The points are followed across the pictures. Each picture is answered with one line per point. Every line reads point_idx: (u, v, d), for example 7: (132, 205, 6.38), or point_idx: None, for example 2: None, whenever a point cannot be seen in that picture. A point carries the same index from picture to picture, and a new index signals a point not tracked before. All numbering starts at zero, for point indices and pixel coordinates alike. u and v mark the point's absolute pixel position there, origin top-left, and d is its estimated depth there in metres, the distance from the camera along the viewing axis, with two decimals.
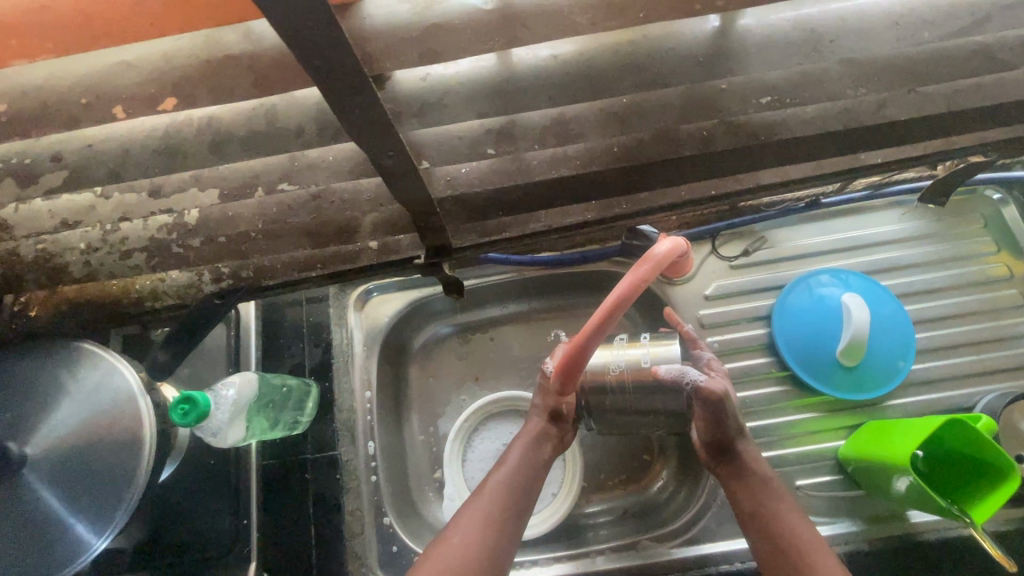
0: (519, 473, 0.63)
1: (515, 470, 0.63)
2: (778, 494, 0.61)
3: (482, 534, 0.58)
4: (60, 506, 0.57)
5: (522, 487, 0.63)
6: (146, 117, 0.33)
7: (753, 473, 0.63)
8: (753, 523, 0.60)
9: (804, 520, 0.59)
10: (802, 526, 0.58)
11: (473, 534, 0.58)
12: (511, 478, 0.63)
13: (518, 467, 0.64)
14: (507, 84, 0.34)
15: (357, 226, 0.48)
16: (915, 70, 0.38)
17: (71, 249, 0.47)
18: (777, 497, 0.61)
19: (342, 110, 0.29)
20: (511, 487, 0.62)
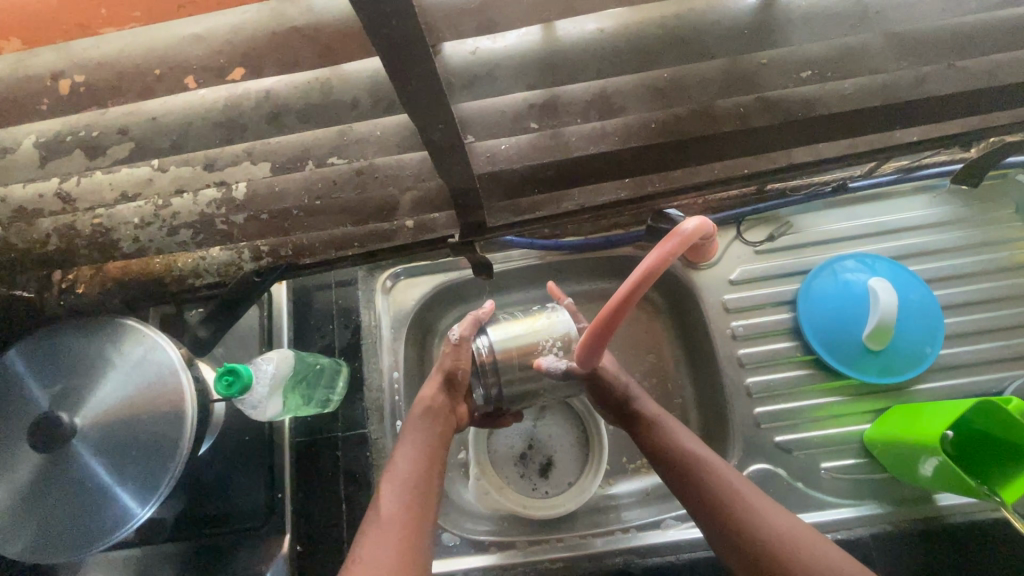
0: (409, 475, 0.64)
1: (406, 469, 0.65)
2: (718, 478, 0.64)
3: (397, 534, 0.59)
4: (107, 476, 0.60)
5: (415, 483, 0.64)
6: (209, 90, 0.34)
7: (684, 464, 0.65)
8: (698, 505, 0.63)
9: (758, 505, 0.62)
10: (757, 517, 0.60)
11: (387, 535, 0.59)
12: (410, 475, 0.64)
13: (407, 468, 0.65)
14: (554, 57, 0.34)
15: (397, 203, 0.49)
16: (958, 42, 0.38)
17: (123, 224, 0.49)
18: (724, 484, 0.63)
19: (399, 80, 0.30)
20: (408, 490, 0.63)
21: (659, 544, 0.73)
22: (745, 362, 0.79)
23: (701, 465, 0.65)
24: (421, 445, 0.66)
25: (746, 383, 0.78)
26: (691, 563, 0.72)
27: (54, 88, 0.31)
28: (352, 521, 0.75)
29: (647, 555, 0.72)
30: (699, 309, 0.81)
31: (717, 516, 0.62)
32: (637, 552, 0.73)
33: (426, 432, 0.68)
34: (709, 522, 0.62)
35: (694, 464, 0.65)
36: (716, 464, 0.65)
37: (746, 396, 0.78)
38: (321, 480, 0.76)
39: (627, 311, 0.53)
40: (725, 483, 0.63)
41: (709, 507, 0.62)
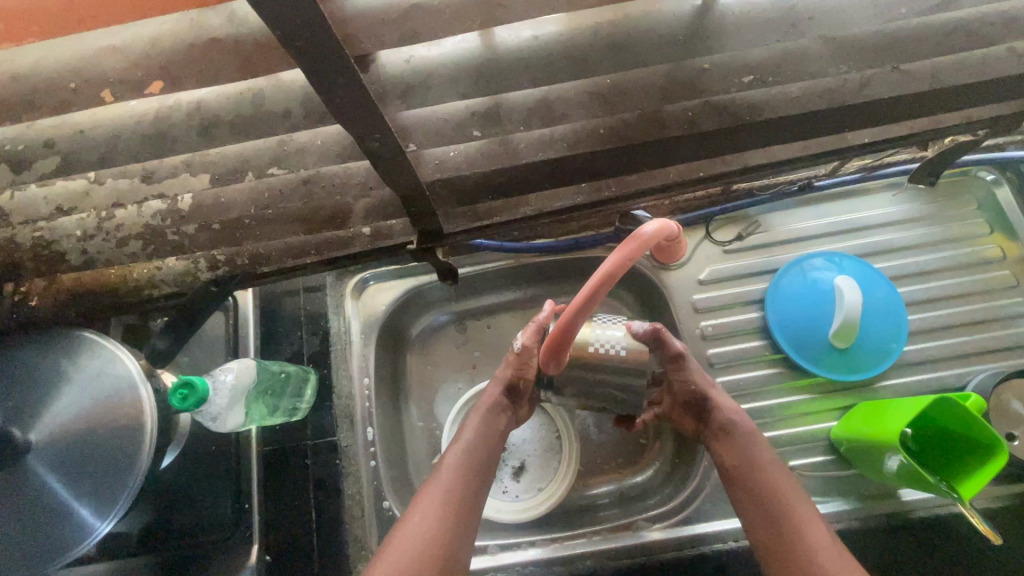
0: (473, 457, 0.66)
1: (471, 447, 0.67)
2: (766, 462, 0.66)
3: (444, 511, 0.61)
4: (65, 492, 0.58)
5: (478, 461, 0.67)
6: (134, 102, 0.33)
7: (744, 450, 0.67)
8: (743, 492, 0.65)
9: (799, 492, 0.64)
10: (794, 499, 0.63)
11: (437, 509, 0.62)
12: (471, 449, 0.67)
13: (473, 448, 0.67)
14: (488, 65, 0.34)
15: (349, 212, 0.48)
16: (897, 46, 0.38)
17: (67, 237, 0.48)
18: (771, 470, 0.66)
19: (324, 91, 0.30)
20: (467, 473, 0.65)
21: (631, 545, 0.73)
22: (715, 362, 0.79)
23: (755, 446, 0.68)
24: (486, 431, 0.69)
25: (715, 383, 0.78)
26: (662, 563, 0.72)
27: None
28: (323, 530, 0.74)
29: (618, 557, 0.72)
30: (669, 310, 0.82)
31: (759, 494, 0.64)
32: (608, 554, 0.73)
33: (494, 415, 0.70)
34: (745, 497, 0.65)
35: (752, 447, 0.67)
36: (767, 449, 0.68)
37: None
38: (291, 489, 0.75)
39: (582, 314, 0.52)
40: (772, 467, 0.66)
41: (749, 486, 0.65)
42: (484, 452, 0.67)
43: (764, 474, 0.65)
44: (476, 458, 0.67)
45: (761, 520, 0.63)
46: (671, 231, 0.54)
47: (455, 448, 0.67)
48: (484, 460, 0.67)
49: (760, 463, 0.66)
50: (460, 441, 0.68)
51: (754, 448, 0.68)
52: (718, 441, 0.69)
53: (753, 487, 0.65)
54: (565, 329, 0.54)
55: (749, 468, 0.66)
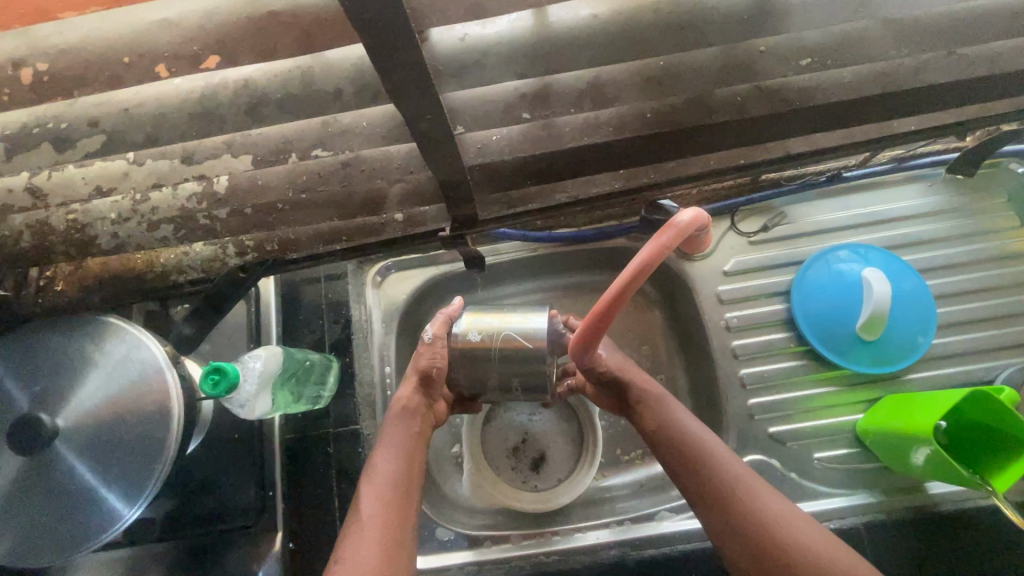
0: (391, 480, 0.65)
1: (386, 467, 0.66)
2: (681, 416, 0.67)
3: (379, 541, 0.60)
4: (92, 478, 0.58)
5: (395, 478, 0.65)
6: (184, 79, 0.32)
7: (661, 416, 0.67)
8: (669, 458, 0.65)
9: (717, 442, 0.65)
10: (716, 448, 0.63)
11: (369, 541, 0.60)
12: (383, 471, 0.66)
13: (389, 472, 0.66)
14: (546, 44, 0.33)
15: (385, 196, 0.48)
16: (958, 29, 0.37)
17: (99, 220, 0.47)
18: (692, 429, 0.65)
19: (384, 68, 0.29)
20: (390, 481, 0.65)
21: (654, 536, 0.72)
22: (739, 353, 0.79)
23: (673, 410, 0.67)
24: (399, 441, 0.68)
25: (740, 374, 0.78)
26: (686, 554, 0.72)
27: (16, 78, 0.29)
28: (345, 518, 0.74)
29: (641, 547, 0.72)
30: (693, 300, 0.81)
31: (679, 451, 0.64)
32: (632, 544, 0.72)
33: (404, 423, 0.70)
34: (672, 457, 0.64)
35: (669, 411, 0.67)
36: (680, 405, 0.68)
37: (740, 387, 0.78)
38: (313, 477, 0.75)
39: (621, 308, 0.52)
40: (687, 421, 0.66)
41: (674, 444, 0.64)
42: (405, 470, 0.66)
43: (681, 429, 0.65)
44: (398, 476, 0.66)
45: (690, 477, 0.63)
46: (704, 222, 0.51)
47: (371, 484, 0.65)
48: (405, 475, 0.66)
49: (676, 419, 0.66)
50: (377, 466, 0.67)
51: (668, 406, 0.68)
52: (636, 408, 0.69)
53: (677, 445, 0.64)
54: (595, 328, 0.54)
55: (667, 427, 0.66)
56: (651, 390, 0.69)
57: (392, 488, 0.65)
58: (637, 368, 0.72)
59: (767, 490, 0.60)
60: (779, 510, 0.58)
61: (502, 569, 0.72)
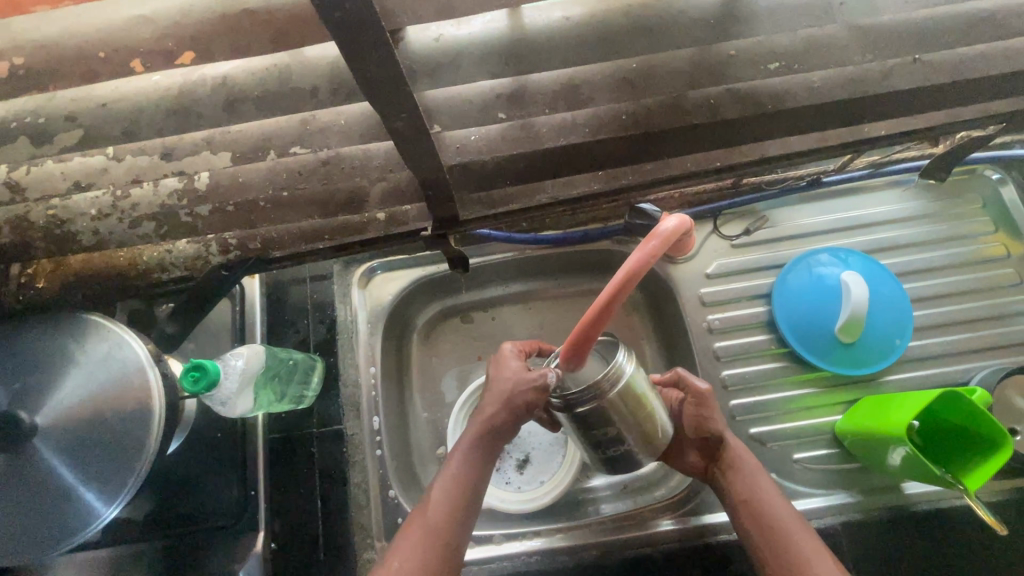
0: (457, 484, 0.60)
1: (459, 476, 0.61)
2: (772, 494, 0.63)
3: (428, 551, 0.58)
4: (71, 476, 0.58)
5: (464, 491, 0.60)
6: (161, 75, 0.33)
7: (749, 492, 0.63)
8: (749, 530, 0.62)
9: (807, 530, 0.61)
10: (801, 530, 0.60)
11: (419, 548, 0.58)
12: (456, 480, 0.61)
13: (457, 478, 0.61)
14: (519, 45, 0.34)
15: (366, 195, 0.48)
16: (921, 35, 0.38)
17: (80, 216, 0.47)
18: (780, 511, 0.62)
19: (358, 66, 0.30)
20: (455, 494, 0.60)
21: (636, 536, 0.73)
22: (721, 355, 0.80)
23: (762, 484, 0.64)
24: (476, 456, 0.61)
25: (721, 376, 0.79)
26: (668, 553, 0.72)
27: None
28: (329, 518, 0.74)
29: (623, 547, 0.73)
30: (676, 302, 0.82)
31: (764, 529, 0.61)
32: (614, 545, 0.73)
33: (482, 441, 0.61)
34: (753, 531, 0.61)
35: (757, 487, 0.63)
36: (771, 482, 0.64)
37: (722, 388, 0.78)
38: (296, 478, 0.75)
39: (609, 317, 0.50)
40: (778, 502, 0.62)
41: (760, 520, 0.61)
42: (472, 480, 0.60)
43: (771, 506, 0.62)
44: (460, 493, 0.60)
45: (773, 551, 0.60)
46: (688, 227, 0.52)
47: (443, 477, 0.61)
48: (469, 496, 0.60)
49: (768, 497, 0.63)
50: (448, 471, 0.61)
51: (761, 482, 0.64)
52: (726, 475, 0.65)
53: (761, 520, 0.61)
54: (581, 342, 0.52)
55: (756, 502, 0.62)
56: (744, 459, 0.65)
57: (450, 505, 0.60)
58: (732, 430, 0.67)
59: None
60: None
61: (485, 570, 0.72)
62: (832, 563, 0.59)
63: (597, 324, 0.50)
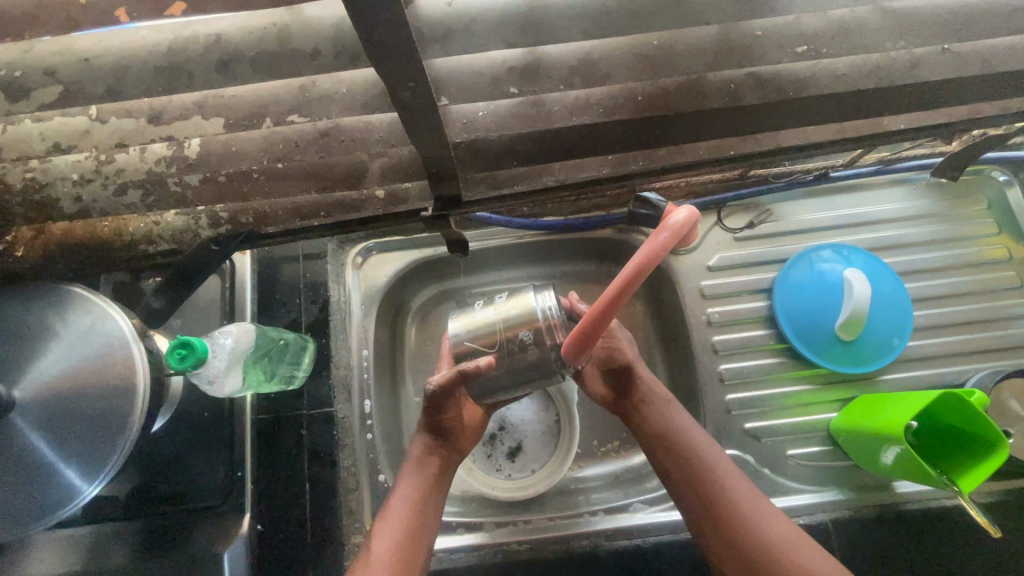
0: (420, 488, 0.64)
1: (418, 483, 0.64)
2: (685, 424, 0.67)
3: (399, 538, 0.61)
4: (50, 453, 0.56)
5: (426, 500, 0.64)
6: (149, 30, 0.31)
7: (662, 424, 0.67)
8: (664, 459, 0.65)
9: (718, 451, 0.66)
10: (717, 458, 0.65)
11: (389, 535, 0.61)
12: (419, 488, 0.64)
13: (421, 481, 0.65)
14: (536, 12, 0.32)
15: (365, 170, 0.46)
16: (952, 22, 0.37)
17: (61, 180, 0.44)
18: (693, 437, 0.66)
19: (364, 26, 0.28)
20: (415, 495, 0.64)
21: (625, 527, 0.73)
22: (720, 349, 0.79)
23: (675, 413, 0.68)
24: (419, 487, 0.64)
25: (719, 369, 0.78)
26: (657, 545, 0.72)
27: None
28: (317, 500, 0.73)
29: (613, 537, 0.72)
30: (676, 295, 0.81)
31: (679, 457, 0.65)
32: (604, 534, 0.73)
33: (418, 469, 0.65)
34: (668, 459, 0.65)
35: (668, 417, 0.67)
36: (680, 409, 0.68)
37: (719, 381, 0.78)
38: (284, 460, 0.73)
39: (617, 310, 0.48)
40: (689, 428, 0.67)
41: (672, 448, 0.65)
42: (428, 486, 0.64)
43: (686, 435, 0.66)
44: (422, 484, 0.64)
45: (691, 477, 0.63)
46: (697, 220, 0.49)
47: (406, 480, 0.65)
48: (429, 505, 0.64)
49: (680, 425, 0.67)
50: (406, 477, 0.65)
51: (672, 412, 0.68)
52: (641, 406, 0.69)
53: (675, 450, 0.65)
54: (587, 332, 0.50)
55: (672, 433, 0.66)
56: (656, 393, 0.69)
57: (418, 497, 0.64)
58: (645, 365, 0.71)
59: (760, 501, 0.62)
60: (786, 525, 0.60)
61: (473, 556, 0.72)
62: (744, 481, 0.64)
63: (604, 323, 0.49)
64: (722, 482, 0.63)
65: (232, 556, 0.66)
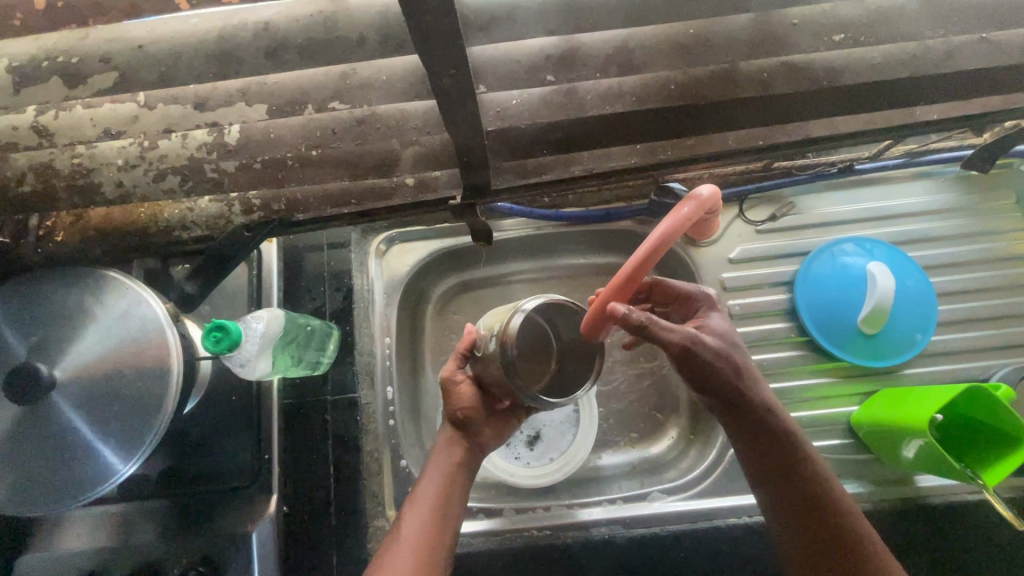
0: (441, 481, 0.63)
1: (439, 472, 0.64)
2: (810, 457, 0.64)
3: (424, 535, 0.59)
4: (88, 432, 0.58)
5: (450, 494, 0.63)
6: (202, 18, 0.32)
7: (792, 457, 0.64)
8: (778, 490, 0.63)
9: (837, 485, 0.64)
10: (837, 493, 0.64)
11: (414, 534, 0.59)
12: (448, 479, 0.64)
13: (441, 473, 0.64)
14: (578, 0, 0.32)
15: (398, 158, 0.47)
16: (991, 11, 0.37)
17: (106, 166, 0.46)
18: (812, 471, 0.64)
19: (413, 12, 0.28)
20: (439, 484, 0.63)
21: (644, 515, 0.73)
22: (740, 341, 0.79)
23: (796, 446, 0.65)
24: (441, 472, 0.64)
25: None
26: (675, 534, 0.72)
27: None
28: (341, 483, 0.75)
29: (632, 525, 0.73)
30: None
31: (800, 489, 0.63)
32: (622, 522, 0.73)
33: (446, 452, 0.66)
34: (786, 491, 0.63)
35: (794, 449, 0.64)
36: (802, 439, 0.66)
37: None
38: (309, 444, 0.75)
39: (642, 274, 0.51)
40: (812, 464, 0.64)
41: (791, 480, 0.63)
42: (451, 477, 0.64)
43: (808, 470, 0.64)
44: (451, 476, 0.64)
45: (807, 509, 0.62)
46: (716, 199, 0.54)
47: (432, 474, 0.64)
48: (453, 495, 0.63)
49: (803, 458, 0.64)
50: (433, 468, 0.64)
51: (796, 446, 0.65)
52: (754, 398, 0.64)
53: (791, 482, 0.63)
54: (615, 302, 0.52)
55: (793, 466, 0.64)
56: (778, 422, 0.64)
57: (443, 494, 0.63)
58: (765, 388, 0.65)
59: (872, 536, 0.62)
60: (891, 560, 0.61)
61: (493, 541, 0.73)
62: (859, 516, 0.63)
63: (604, 320, 0.53)
64: (842, 517, 0.62)
65: (260, 536, 0.68)
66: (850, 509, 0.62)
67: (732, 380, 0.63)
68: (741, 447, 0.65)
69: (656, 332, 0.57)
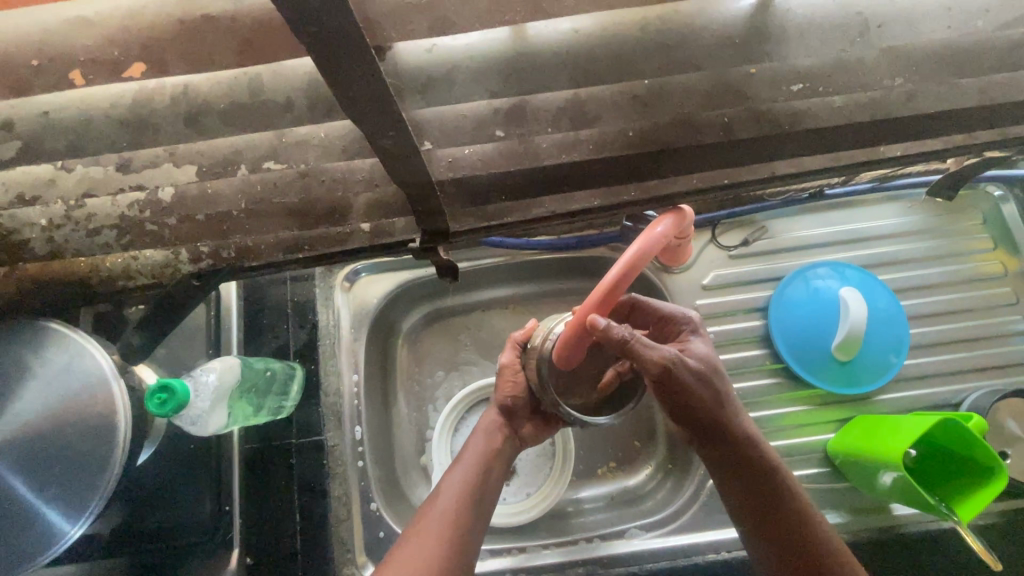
0: (473, 468, 0.65)
1: (472, 458, 0.66)
2: (788, 485, 0.62)
3: (445, 526, 0.59)
4: (29, 495, 0.54)
5: (481, 486, 0.65)
6: (111, 84, 0.29)
7: (768, 483, 0.61)
8: (753, 516, 0.61)
9: (819, 515, 0.61)
10: (816, 522, 0.60)
11: (435, 526, 0.59)
12: (475, 473, 0.65)
13: (474, 460, 0.66)
14: (520, 59, 0.31)
15: (350, 206, 0.43)
16: (949, 59, 0.36)
17: (29, 226, 0.43)
18: (790, 499, 0.61)
19: (337, 84, 0.26)
20: (473, 472, 0.65)
21: (621, 553, 0.72)
22: None
23: (773, 473, 0.62)
24: (480, 460, 0.66)
25: None
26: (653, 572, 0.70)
27: None
28: (307, 531, 0.71)
29: (610, 564, 0.71)
30: None
31: (778, 517, 0.60)
32: (600, 562, 0.71)
33: (487, 441, 0.68)
34: (760, 517, 0.61)
35: (771, 475, 0.62)
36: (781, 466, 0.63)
37: None
38: (273, 491, 0.71)
39: (610, 301, 0.54)
40: (790, 491, 0.61)
41: (766, 507, 0.61)
42: (484, 464, 0.66)
43: (785, 498, 0.61)
44: (484, 465, 0.66)
45: (784, 538, 0.59)
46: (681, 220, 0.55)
47: (457, 470, 0.65)
48: (482, 486, 0.64)
49: (780, 484, 0.61)
50: (463, 464, 0.66)
51: (773, 472, 0.62)
52: (729, 422, 0.62)
53: (767, 509, 0.61)
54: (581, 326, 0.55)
55: (768, 491, 0.61)
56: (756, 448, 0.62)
57: (473, 484, 0.64)
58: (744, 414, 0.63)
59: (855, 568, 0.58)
60: None
61: None
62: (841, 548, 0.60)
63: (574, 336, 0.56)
64: (821, 548, 0.59)
65: None
66: (830, 539, 0.59)
67: (710, 404, 0.61)
68: (716, 471, 0.63)
69: (637, 350, 0.57)
